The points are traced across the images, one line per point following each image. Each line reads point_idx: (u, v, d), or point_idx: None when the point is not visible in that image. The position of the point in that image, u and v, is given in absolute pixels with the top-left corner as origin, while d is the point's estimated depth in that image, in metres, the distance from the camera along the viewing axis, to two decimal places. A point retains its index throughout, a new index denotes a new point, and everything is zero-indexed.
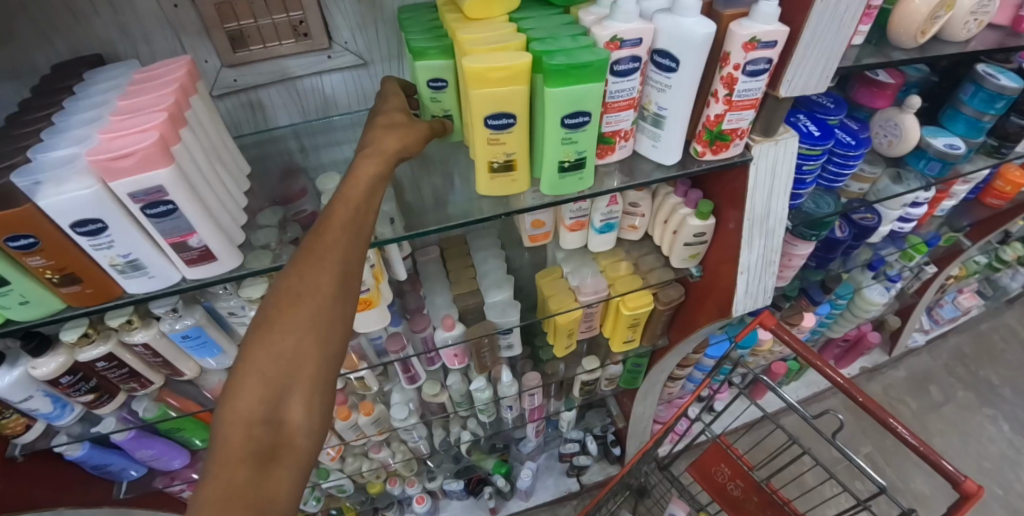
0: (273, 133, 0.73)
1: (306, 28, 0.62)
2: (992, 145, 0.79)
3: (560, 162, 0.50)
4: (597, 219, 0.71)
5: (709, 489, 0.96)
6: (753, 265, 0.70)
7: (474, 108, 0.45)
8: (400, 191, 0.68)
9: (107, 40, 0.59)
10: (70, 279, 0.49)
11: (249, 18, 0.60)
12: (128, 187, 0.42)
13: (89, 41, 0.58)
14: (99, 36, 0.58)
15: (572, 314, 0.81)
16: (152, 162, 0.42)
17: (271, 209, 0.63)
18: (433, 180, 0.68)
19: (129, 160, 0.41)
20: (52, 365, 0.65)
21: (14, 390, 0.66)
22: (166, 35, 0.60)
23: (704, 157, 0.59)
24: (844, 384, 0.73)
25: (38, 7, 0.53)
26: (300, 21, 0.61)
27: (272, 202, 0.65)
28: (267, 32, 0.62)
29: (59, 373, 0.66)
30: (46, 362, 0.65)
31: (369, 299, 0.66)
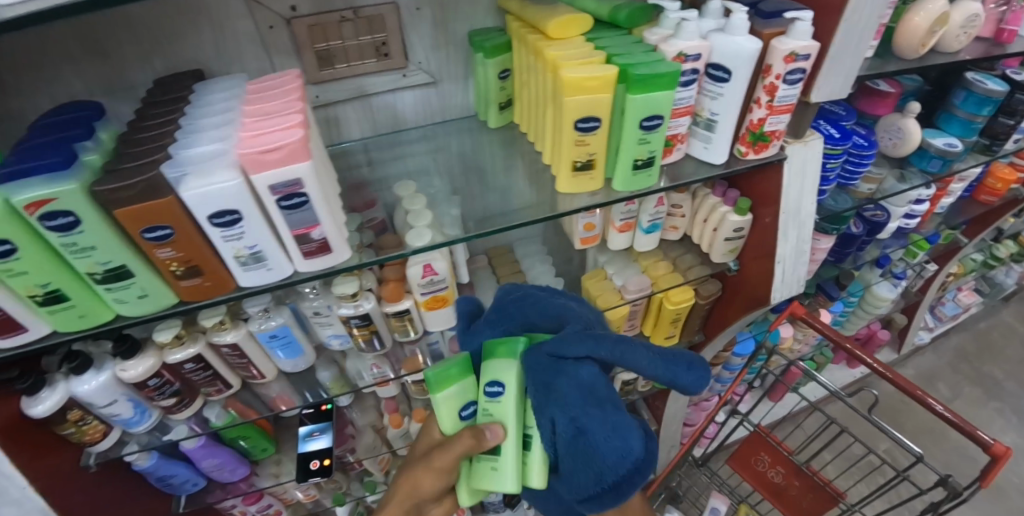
0: (345, 146, 0.78)
1: (387, 49, 0.68)
2: (984, 143, 0.88)
3: (635, 160, 0.58)
4: (644, 219, 0.78)
5: (750, 480, 1.00)
6: (788, 255, 0.77)
7: (567, 113, 0.53)
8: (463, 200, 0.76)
9: (202, 60, 0.65)
10: (193, 272, 0.52)
11: (338, 39, 0.66)
12: (270, 179, 0.46)
13: (187, 60, 0.64)
14: (196, 55, 0.64)
15: (620, 310, 0.87)
16: (295, 157, 0.46)
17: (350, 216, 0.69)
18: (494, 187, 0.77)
19: (277, 154, 0.45)
20: (140, 368, 0.68)
21: (101, 393, 0.70)
22: (258, 55, 0.66)
23: (747, 157, 0.67)
24: (875, 364, 0.80)
25: (148, 28, 0.59)
26: (382, 42, 0.68)
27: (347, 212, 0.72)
28: (352, 54, 0.68)
29: (147, 375, 0.68)
30: (134, 365, 0.67)
31: (443, 297, 0.70)
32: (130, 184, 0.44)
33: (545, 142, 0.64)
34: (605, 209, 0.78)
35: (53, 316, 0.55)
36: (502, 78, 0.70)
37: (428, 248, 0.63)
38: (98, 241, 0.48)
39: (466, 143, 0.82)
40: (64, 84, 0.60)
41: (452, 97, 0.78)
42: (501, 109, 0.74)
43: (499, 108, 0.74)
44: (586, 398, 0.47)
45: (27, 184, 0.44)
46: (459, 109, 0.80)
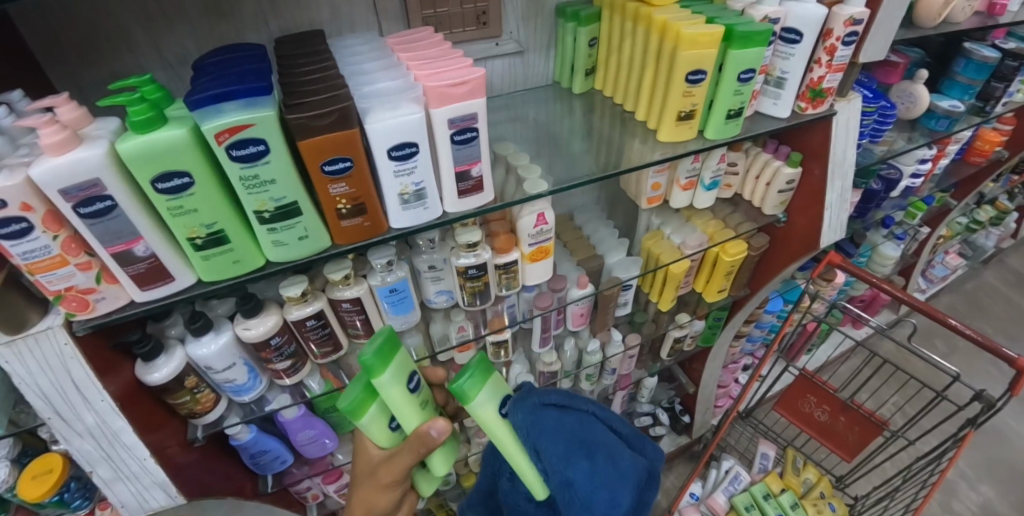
0: None
1: (486, 18, 0.75)
2: (979, 106, 1.04)
3: (728, 110, 0.67)
4: (707, 176, 0.87)
5: (798, 421, 1.10)
6: (835, 202, 0.86)
7: (682, 65, 0.62)
8: (553, 160, 0.81)
9: (317, 22, 0.69)
10: (357, 209, 0.57)
11: (444, 6, 0.72)
12: (451, 112, 0.54)
13: (302, 21, 0.67)
14: (311, 18, 0.68)
15: (683, 264, 0.93)
16: (474, 93, 0.54)
17: None
18: (577, 140, 0.84)
19: (462, 88, 0.53)
20: (263, 327, 0.70)
21: (222, 356, 0.71)
22: (367, 19, 0.71)
23: (807, 111, 0.77)
24: (911, 298, 0.91)
25: None
26: (483, 11, 0.74)
27: None
28: (455, 21, 0.74)
29: (267, 335, 0.71)
30: (258, 324, 0.70)
31: (546, 248, 0.77)
32: (327, 112, 0.49)
33: (640, 102, 0.73)
34: (670, 169, 0.87)
35: (207, 262, 0.57)
36: (591, 46, 0.79)
37: (547, 194, 0.70)
38: (278, 175, 0.52)
39: (545, 111, 0.87)
40: (190, 41, 0.63)
41: (533, 67, 0.85)
42: (586, 75, 0.82)
43: (584, 75, 0.82)
44: (571, 446, 0.60)
45: (223, 110, 0.47)
46: (539, 79, 0.88)
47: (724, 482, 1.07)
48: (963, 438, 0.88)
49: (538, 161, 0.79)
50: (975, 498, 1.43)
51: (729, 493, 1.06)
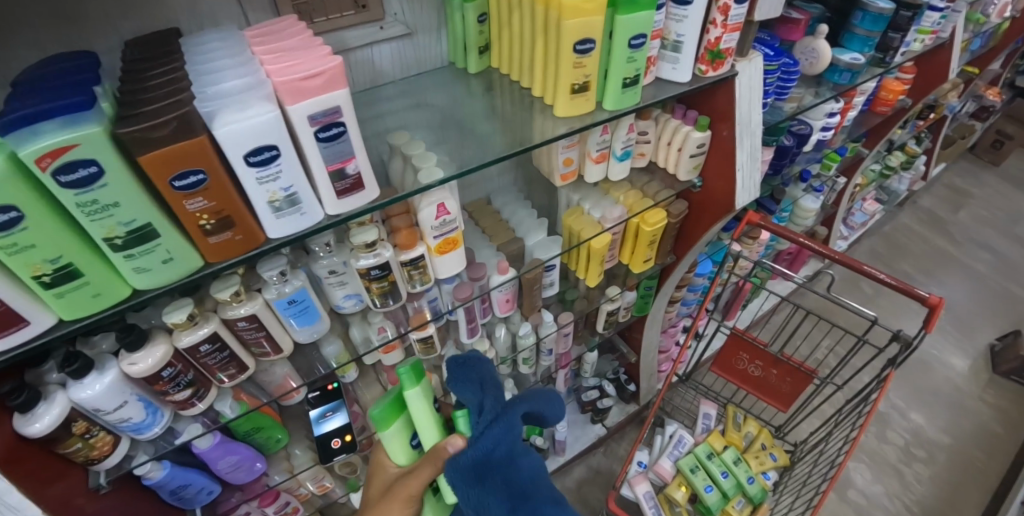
0: None
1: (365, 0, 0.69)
2: (879, 57, 1.07)
3: (623, 79, 0.64)
4: (618, 147, 0.85)
5: (734, 378, 1.12)
6: (745, 162, 0.87)
7: (568, 36, 0.58)
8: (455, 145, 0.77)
9: (174, 19, 0.61)
10: (223, 224, 0.51)
11: None
12: (310, 108, 0.48)
13: (153, 19, 0.59)
14: (167, 15, 0.60)
15: (603, 238, 0.93)
16: (333, 84, 0.49)
17: None
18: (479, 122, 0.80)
19: (317, 80, 0.48)
20: (150, 360, 0.63)
21: (108, 396, 0.63)
22: (232, 11, 0.63)
23: (707, 74, 0.75)
24: (829, 250, 0.93)
25: None
26: None
27: None
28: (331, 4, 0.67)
29: (159, 367, 0.64)
30: (144, 357, 0.63)
31: (455, 238, 0.74)
32: (164, 121, 0.43)
33: (535, 77, 0.69)
34: (579, 143, 0.85)
35: (62, 300, 0.49)
36: (481, 22, 0.74)
37: (442, 183, 0.66)
38: (123, 196, 0.45)
39: (446, 96, 0.82)
40: (16, 54, 0.53)
41: (426, 49, 0.80)
42: (480, 54, 0.78)
43: (478, 53, 0.78)
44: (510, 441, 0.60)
45: (40, 131, 0.40)
46: (434, 61, 0.83)
47: (669, 446, 1.09)
48: (885, 379, 0.92)
49: (441, 148, 0.75)
50: (906, 426, 1.54)
51: (675, 457, 1.07)
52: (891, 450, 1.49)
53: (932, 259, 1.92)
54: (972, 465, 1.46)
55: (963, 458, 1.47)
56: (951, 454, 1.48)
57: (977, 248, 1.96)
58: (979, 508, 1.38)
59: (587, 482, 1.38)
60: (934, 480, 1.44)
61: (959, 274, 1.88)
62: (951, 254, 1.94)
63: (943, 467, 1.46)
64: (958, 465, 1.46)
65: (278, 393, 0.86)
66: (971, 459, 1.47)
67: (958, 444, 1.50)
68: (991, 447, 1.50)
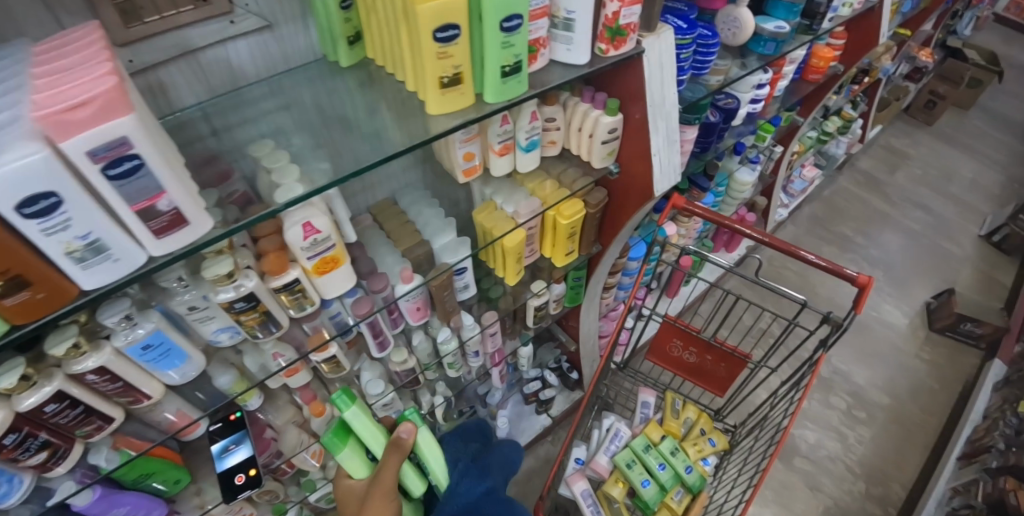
0: (180, 116, 0.69)
1: None
2: (806, 24, 1.01)
3: (502, 67, 0.56)
4: (522, 137, 0.78)
5: (670, 365, 1.10)
6: (661, 146, 0.81)
7: (424, 24, 0.49)
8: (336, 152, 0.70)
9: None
10: (15, 284, 0.41)
11: None
12: (87, 143, 0.39)
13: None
14: None
15: (516, 236, 0.87)
16: (111, 111, 0.40)
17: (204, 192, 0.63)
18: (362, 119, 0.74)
19: (86, 111, 0.38)
20: None
21: None
22: (36, 10, 0.52)
23: (608, 54, 0.68)
24: (758, 233, 0.89)
25: None
26: None
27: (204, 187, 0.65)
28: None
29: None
30: None
31: (335, 257, 0.68)
32: None
33: (405, 69, 0.60)
34: (479, 136, 0.78)
35: None
36: (345, 9, 0.65)
37: (299, 200, 0.59)
38: None
39: (321, 92, 0.76)
40: None
41: (292, 41, 0.73)
42: (350, 44, 0.69)
43: (348, 44, 0.69)
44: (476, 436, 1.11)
45: None
46: (304, 54, 0.76)
47: (606, 441, 1.06)
48: (816, 362, 0.90)
49: (315, 153, 0.70)
50: (847, 389, 1.57)
51: (612, 452, 1.04)
52: (835, 415, 1.52)
53: (870, 221, 1.95)
54: (911, 422, 1.51)
55: (902, 416, 1.52)
56: (891, 413, 1.52)
57: (912, 207, 2.01)
58: (918, 464, 1.43)
59: (536, 473, 1.37)
60: (876, 440, 1.48)
61: (895, 235, 1.92)
62: (888, 214, 1.98)
63: (884, 427, 1.50)
64: (898, 424, 1.50)
65: (172, 430, 0.79)
66: (910, 417, 1.52)
67: (898, 403, 1.54)
68: (929, 403, 1.54)
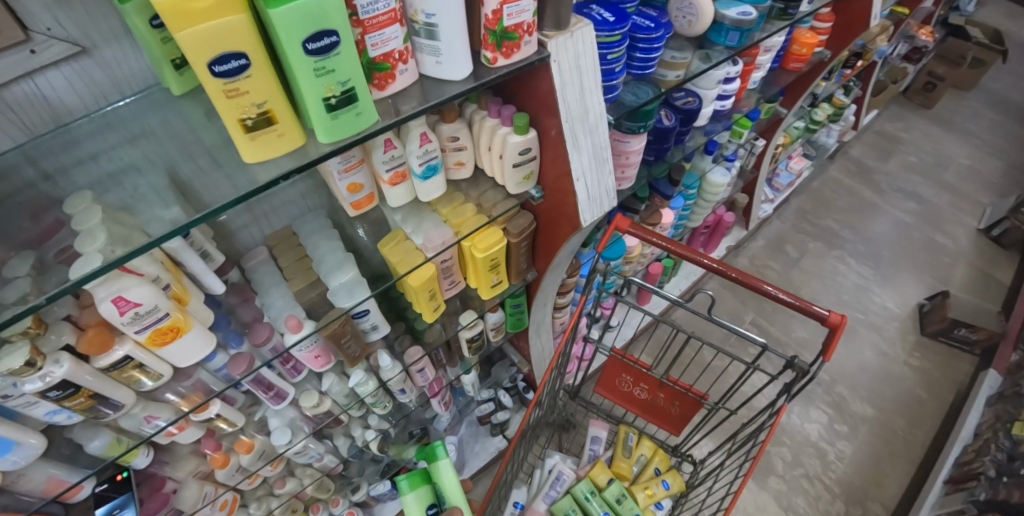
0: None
1: None
2: (780, 8, 0.85)
3: (325, 99, 0.42)
4: (414, 163, 0.64)
5: (620, 400, 0.98)
6: (587, 168, 0.67)
7: (184, 54, 0.36)
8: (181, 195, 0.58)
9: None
10: None
11: None
12: None
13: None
14: None
15: (424, 271, 0.74)
16: None
17: (17, 256, 0.53)
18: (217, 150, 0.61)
19: None
20: None
21: None
22: None
23: (497, 63, 0.53)
24: (712, 263, 0.75)
25: None
26: None
27: (17, 249, 0.55)
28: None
29: None
30: None
31: (176, 325, 0.57)
32: None
33: None
34: (363, 162, 0.63)
35: None
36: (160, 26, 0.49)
37: (100, 274, 0.47)
38: None
39: (170, 118, 0.62)
40: None
41: (123, 64, 0.60)
42: (178, 68, 0.54)
43: (176, 68, 0.54)
44: None
45: None
46: (143, 76, 0.62)
47: (547, 484, 0.94)
48: (778, 410, 0.79)
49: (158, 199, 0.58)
50: (829, 400, 1.45)
51: (551, 499, 0.93)
52: (815, 429, 1.40)
53: (857, 211, 1.80)
54: (894, 437, 1.39)
55: (886, 430, 1.40)
56: (874, 426, 1.41)
57: (901, 197, 1.85)
58: (901, 483, 1.32)
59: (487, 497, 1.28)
60: (857, 457, 1.36)
61: (889, 227, 1.76)
62: (875, 204, 1.82)
63: (866, 441, 1.38)
64: (881, 438, 1.39)
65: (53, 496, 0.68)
66: (895, 430, 1.40)
67: (883, 414, 1.42)
68: (915, 415, 1.42)
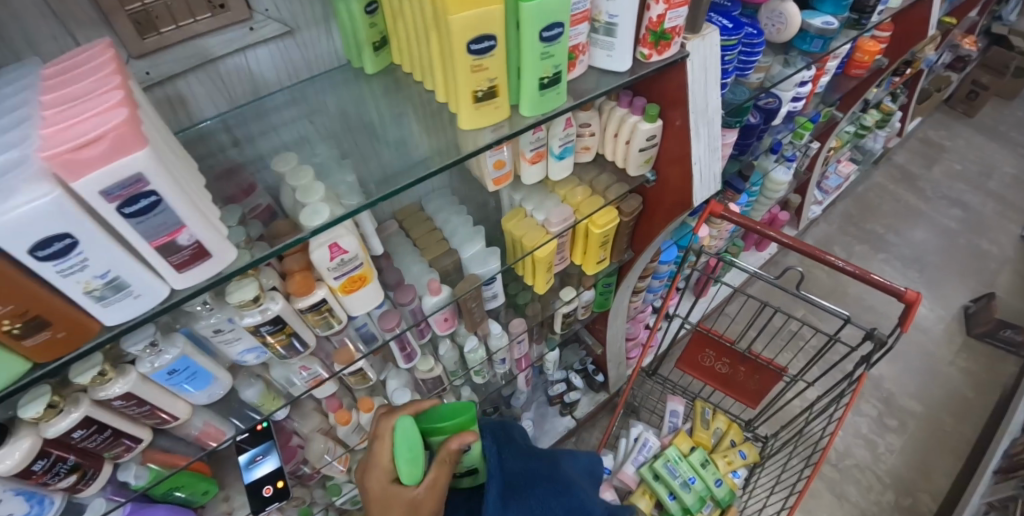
0: (200, 128, 0.65)
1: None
2: (854, 19, 0.95)
3: (539, 79, 0.52)
4: (555, 144, 0.74)
5: (700, 375, 1.06)
6: (702, 155, 0.77)
7: (456, 35, 0.45)
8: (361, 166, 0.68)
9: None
10: (36, 325, 0.41)
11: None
12: (99, 182, 0.36)
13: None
14: None
15: (547, 246, 0.83)
16: (125, 145, 0.36)
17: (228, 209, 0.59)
18: (388, 127, 0.72)
19: (98, 147, 0.35)
20: (69, 420, 0.57)
21: None
22: (45, 22, 0.49)
23: (651, 59, 0.63)
24: (796, 242, 0.84)
25: None
26: None
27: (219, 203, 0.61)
28: (175, 7, 0.54)
29: (70, 428, 0.58)
30: (63, 419, 0.57)
31: (364, 275, 0.65)
32: None
33: (435, 80, 0.56)
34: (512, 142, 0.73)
35: None
36: (370, 13, 0.60)
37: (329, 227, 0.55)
38: None
39: (345, 99, 0.73)
40: None
41: (315, 46, 0.69)
42: (376, 51, 0.65)
43: (374, 50, 0.65)
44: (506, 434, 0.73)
45: None
46: (329, 57, 0.71)
47: (634, 451, 1.04)
48: (858, 379, 0.86)
49: (340, 166, 0.67)
50: (879, 395, 1.51)
51: (638, 463, 1.02)
52: (865, 422, 1.47)
53: (903, 217, 1.89)
54: (941, 432, 1.45)
55: (933, 426, 1.46)
56: (922, 422, 1.47)
57: (946, 203, 1.93)
58: (949, 475, 1.38)
59: None
60: (904, 449, 1.42)
61: (929, 233, 1.84)
62: (920, 210, 1.91)
63: (914, 435, 1.45)
64: (928, 433, 1.45)
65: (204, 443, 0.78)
66: (942, 426, 1.46)
67: (930, 411, 1.49)
68: (961, 412, 1.49)
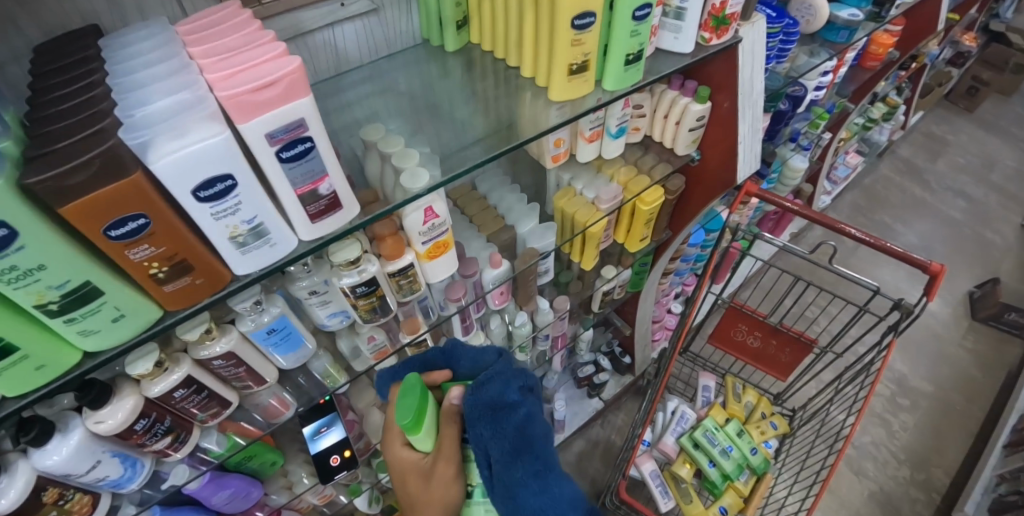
0: None
1: None
2: (875, 11, 1.02)
3: (627, 55, 0.58)
4: (612, 124, 0.79)
5: (731, 348, 1.12)
6: (747, 135, 0.82)
7: (564, 9, 0.51)
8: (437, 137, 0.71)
9: (92, 13, 0.51)
10: (180, 269, 0.44)
11: None
12: (270, 125, 0.40)
13: (67, 16, 0.50)
14: (83, 8, 0.50)
15: (599, 223, 0.88)
16: (294, 92, 0.40)
17: None
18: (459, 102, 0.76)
19: (273, 90, 0.39)
20: (172, 379, 0.60)
21: (77, 459, 0.57)
22: None
23: (711, 43, 0.68)
24: (828, 218, 0.90)
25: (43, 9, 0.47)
26: None
27: None
28: None
29: (170, 388, 0.60)
30: (165, 378, 0.59)
31: (444, 242, 0.69)
32: (85, 161, 0.35)
33: (526, 53, 0.64)
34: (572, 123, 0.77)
35: None
36: None
37: (429, 189, 0.59)
38: (49, 257, 0.37)
39: (417, 77, 0.76)
40: None
41: (395, 26, 0.73)
42: (457, 28, 0.71)
43: (456, 28, 0.71)
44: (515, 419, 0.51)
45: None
46: (404, 39, 0.76)
47: (672, 423, 1.10)
48: (887, 346, 0.92)
49: (417, 137, 0.69)
50: (892, 377, 1.59)
51: (677, 434, 1.09)
52: (879, 402, 1.54)
53: (910, 208, 1.98)
54: (952, 411, 1.52)
55: (945, 405, 1.53)
56: (934, 402, 1.54)
57: (951, 195, 2.02)
58: (962, 451, 1.45)
59: (586, 456, 1.41)
60: (918, 427, 1.49)
61: (930, 223, 1.93)
62: (926, 202, 2.00)
63: (927, 415, 1.52)
64: (940, 412, 1.52)
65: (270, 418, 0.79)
66: (953, 406, 1.53)
67: (941, 392, 1.56)
68: (970, 392, 1.56)
